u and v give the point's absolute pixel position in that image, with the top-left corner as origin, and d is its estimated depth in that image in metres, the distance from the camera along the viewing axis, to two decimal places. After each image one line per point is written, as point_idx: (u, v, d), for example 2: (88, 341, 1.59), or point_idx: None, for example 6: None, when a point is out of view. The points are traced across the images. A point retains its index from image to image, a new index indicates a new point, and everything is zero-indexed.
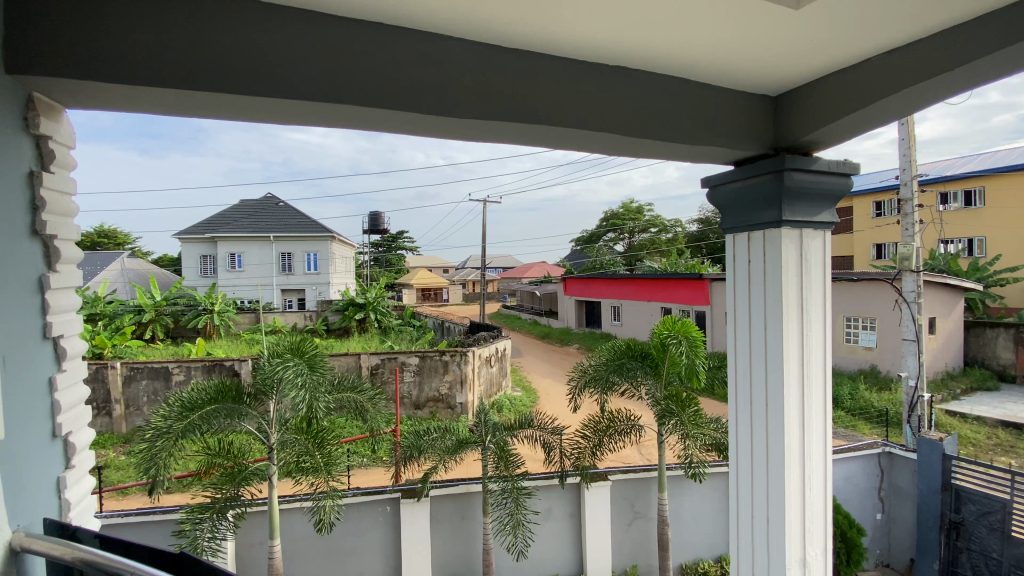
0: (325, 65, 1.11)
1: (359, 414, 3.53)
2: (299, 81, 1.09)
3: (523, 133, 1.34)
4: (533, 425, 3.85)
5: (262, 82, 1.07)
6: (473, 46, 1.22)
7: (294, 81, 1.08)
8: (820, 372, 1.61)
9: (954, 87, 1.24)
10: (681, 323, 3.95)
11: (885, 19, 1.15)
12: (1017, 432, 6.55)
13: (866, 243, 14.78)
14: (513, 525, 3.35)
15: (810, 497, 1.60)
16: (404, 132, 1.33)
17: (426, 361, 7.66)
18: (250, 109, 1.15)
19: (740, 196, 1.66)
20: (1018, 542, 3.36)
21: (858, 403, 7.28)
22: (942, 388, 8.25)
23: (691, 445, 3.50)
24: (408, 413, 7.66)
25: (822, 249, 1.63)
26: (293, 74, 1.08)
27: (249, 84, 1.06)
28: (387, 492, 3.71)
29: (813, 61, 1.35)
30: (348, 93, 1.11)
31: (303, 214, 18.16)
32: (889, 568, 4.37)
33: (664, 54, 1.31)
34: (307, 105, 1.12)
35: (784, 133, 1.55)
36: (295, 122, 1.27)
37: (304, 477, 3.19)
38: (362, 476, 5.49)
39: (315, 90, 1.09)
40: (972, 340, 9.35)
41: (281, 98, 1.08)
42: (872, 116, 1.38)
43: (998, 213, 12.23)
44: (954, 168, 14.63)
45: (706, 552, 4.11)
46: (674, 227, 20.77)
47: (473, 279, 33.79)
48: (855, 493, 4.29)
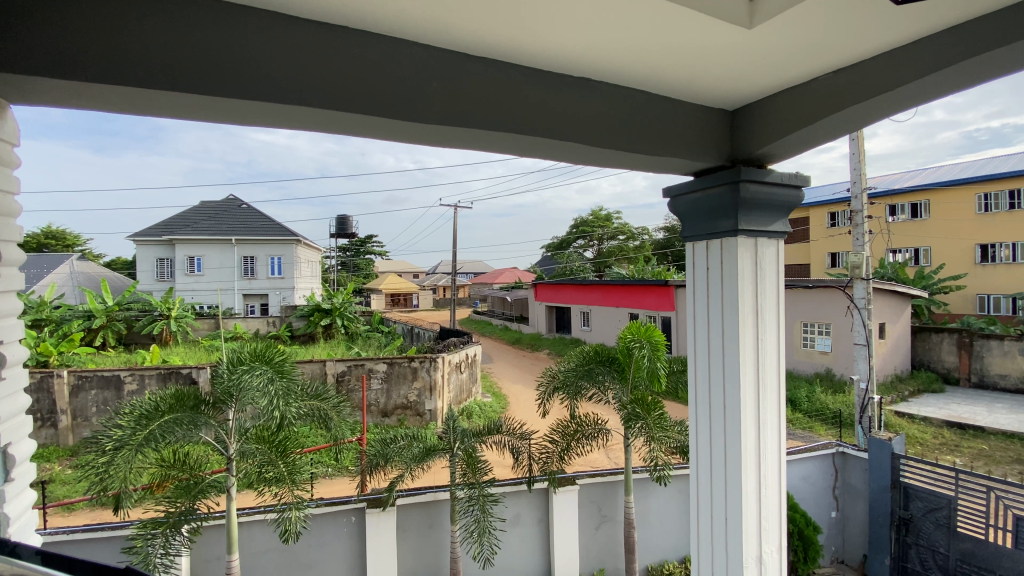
0: (289, 67, 1.09)
1: (324, 422, 3.46)
2: (261, 82, 1.06)
3: (491, 139, 1.35)
4: (502, 430, 3.83)
5: (223, 84, 1.04)
6: (440, 53, 1.23)
7: (256, 83, 1.06)
8: (775, 375, 1.67)
9: (893, 107, 1.32)
10: (645, 328, 4.01)
11: (830, 40, 1.22)
12: (960, 431, 6.94)
13: (821, 252, 15.44)
14: (479, 533, 3.27)
15: (766, 496, 1.65)
16: (372, 136, 1.32)
17: (395, 368, 7.56)
18: (209, 108, 1.12)
19: (699, 205, 1.71)
20: (963, 537, 3.57)
21: (815, 405, 7.57)
22: (891, 390, 8.68)
23: (656, 447, 3.55)
24: (376, 421, 7.53)
25: (776, 256, 1.69)
26: (256, 76, 1.06)
27: (209, 83, 1.03)
28: (353, 502, 3.63)
29: (766, 78, 1.41)
30: (314, 96, 1.10)
31: (267, 217, 17.68)
32: (844, 564, 4.51)
33: (627, 66, 1.34)
34: (270, 106, 1.10)
35: (739, 146, 1.61)
36: (256, 123, 1.24)
37: (266, 487, 3.08)
38: (325, 486, 5.36)
39: (278, 92, 1.07)
40: (919, 344, 9.86)
41: (241, 98, 1.05)
42: (820, 132, 1.45)
43: (942, 225, 12.98)
44: (902, 182, 15.47)
45: (671, 553, 4.19)
46: (641, 234, 21.20)
47: (443, 284, 33.55)
48: (812, 492, 4.45)
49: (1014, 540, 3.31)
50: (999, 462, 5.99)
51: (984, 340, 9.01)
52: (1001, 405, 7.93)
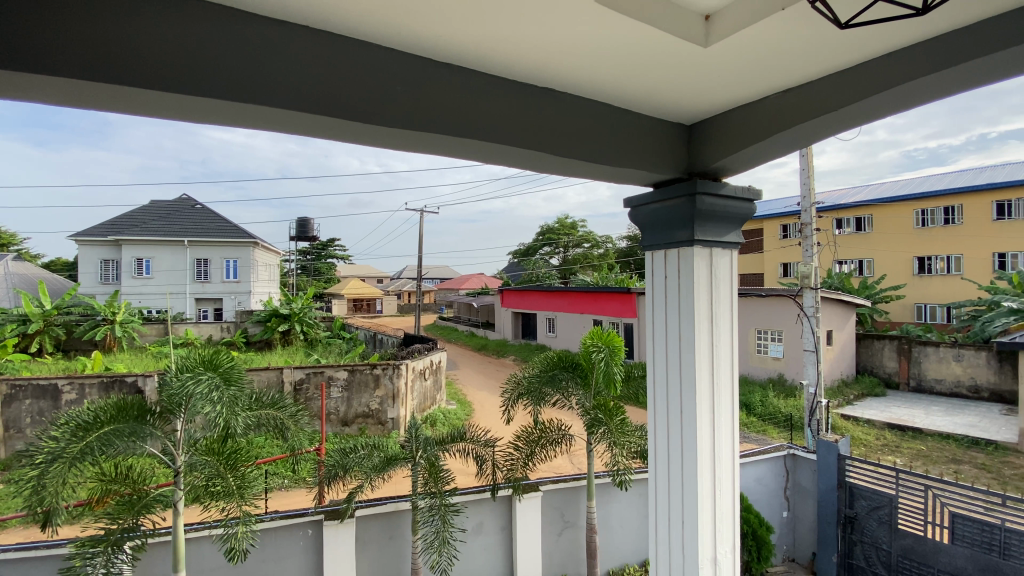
0: (248, 67, 1.05)
1: (279, 432, 3.34)
2: (217, 79, 1.02)
3: (455, 147, 1.34)
4: (465, 438, 3.79)
5: (174, 78, 0.99)
6: (405, 56, 1.21)
7: (214, 82, 1.02)
8: (728, 379, 1.73)
9: (836, 128, 1.41)
10: (607, 334, 4.08)
11: (779, 61, 1.28)
12: (900, 433, 7.37)
13: (775, 262, 16.12)
14: (439, 543, 3.21)
15: (720, 497, 1.70)
16: (333, 137, 1.30)
17: (356, 375, 7.39)
18: (158, 102, 1.06)
19: (659, 215, 1.76)
20: (903, 533, 3.79)
21: (768, 409, 7.86)
22: (838, 394, 9.12)
23: (618, 452, 3.59)
24: (335, 430, 7.33)
25: (730, 265, 1.75)
26: (212, 74, 1.02)
27: (161, 79, 0.98)
28: (309, 514, 3.52)
29: (721, 94, 1.47)
30: (275, 96, 1.07)
31: (223, 218, 17.04)
32: (795, 562, 4.68)
33: (591, 80, 1.38)
34: (227, 104, 1.06)
35: (695, 159, 1.67)
36: (211, 120, 1.20)
37: (214, 502, 2.94)
38: (281, 499, 5.16)
39: (238, 90, 1.04)
40: (864, 350, 10.42)
41: (198, 95, 1.01)
42: (772, 147, 1.52)
43: (884, 238, 13.80)
44: (847, 197, 16.38)
45: (631, 557, 4.24)
46: (605, 243, 21.58)
47: (408, 290, 33.06)
48: (765, 493, 4.61)
49: (951, 536, 3.55)
50: (935, 461, 6.38)
51: (921, 347, 9.62)
52: (936, 408, 8.46)
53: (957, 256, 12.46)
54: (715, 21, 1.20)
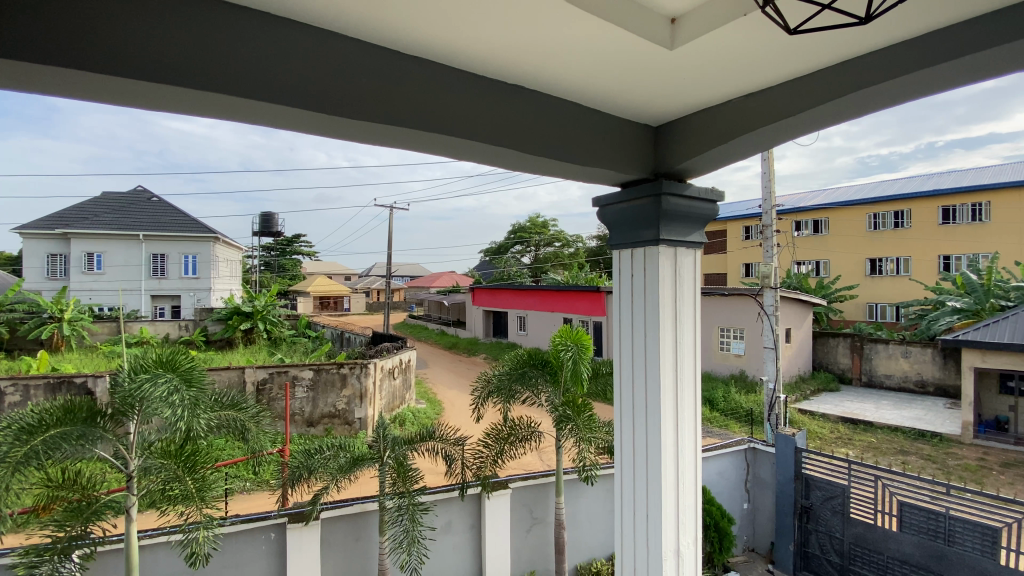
0: (206, 52, 1.02)
1: (239, 434, 3.24)
2: (173, 65, 0.99)
3: (423, 141, 1.33)
4: (435, 437, 3.76)
5: (127, 63, 0.96)
6: (372, 49, 1.19)
7: (171, 68, 0.99)
8: (691, 375, 1.77)
9: (792, 132, 1.46)
10: (576, 332, 4.12)
11: (739, 66, 1.32)
12: (852, 426, 7.74)
13: (737, 262, 16.64)
14: (409, 542, 3.17)
15: (683, 490, 1.74)
16: (296, 128, 1.27)
17: (322, 374, 7.23)
18: (111, 88, 1.02)
19: (626, 215, 1.79)
20: (855, 521, 3.99)
21: (730, 404, 8.12)
22: (796, 389, 9.50)
23: (585, 447, 3.63)
24: (300, 431, 7.16)
25: (694, 265, 1.80)
26: (169, 60, 0.99)
27: (112, 62, 0.94)
28: (272, 518, 3.41)
29: (686, 97, 1.51)
30: (230, 85, 1.03)
31: (182, 212, 16.38)
32: (754, 552, 4.84)
33: (560, 78, 1.39)
34: (178, 90, 1.02)
35: (662, 160, 1.70)
36: (166, 108, 1.15)
37: (171, 506, 2.83)
38: (241, 502, 4.99)
39: (190, 78, 1.00)
40: (820, 347, 10.88)
41: (146, 82, 0.97)
42: (734, 149, 1.56)
43: (839, 240, 14.43)
44: (806, 200, 17.05)
45: (598, 551, 4.30)
46: (576, 242, 21.79)
47: (377, 287, 32.50)
48: (727, 486, 4.75)
49: (899, 524, 3.74)
50: (884, 452, 6.72)
51: (872, 344, 10.11)
52: (886, 402, 8.91)
53: (906, 258, 13.14)
54: (680, 24, 1.23)
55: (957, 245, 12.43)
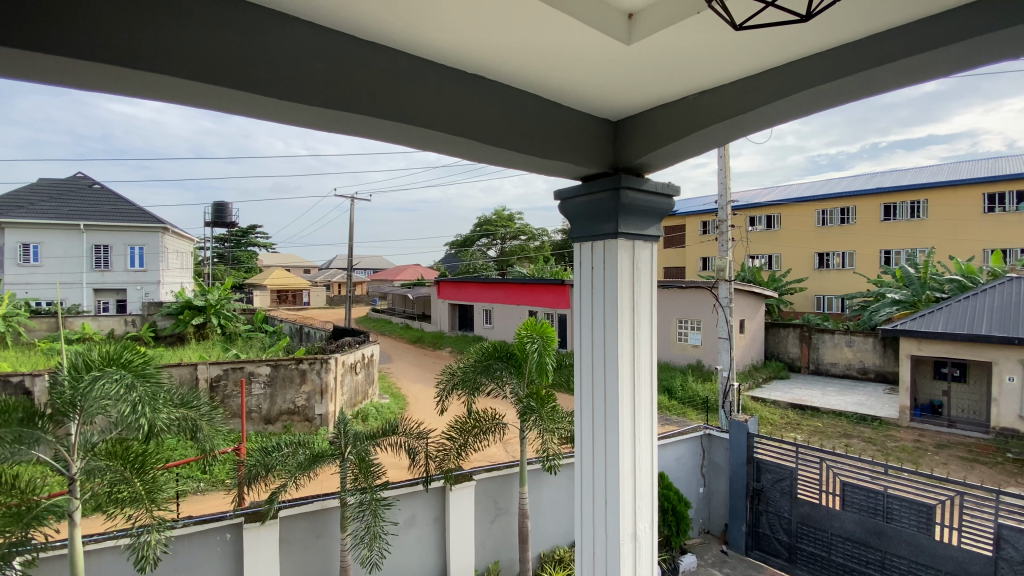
0: (150, 30, 0.97)
1: (191, 434, 3.11)
2: (112, 45, 0.94)
3: (381, 129, 1.31)
4: (398, 431, 3.73)
5: (61, 40, 0.90)
6: (327, 33, 1.16)
7: (108, 47, 0.94)
8: (648, 366, 1.82)
9: (744, 129, 1.51)
10: (541, 324, 4.16)
11: (695, 63, 1.35)
12: (800, 411, 8.17)
13: (696, 256, 17.15)
14: (370, 538, 3.14)
15: (640, 476, 1.79)
16: (249, 113, 1.22)
17: (280, 370, 7.03)
18: (45, 67, 0.96)
19: (586, 209, 1.82)
20: (802, 501, 4.22)
21: (688, 393, 8.40)
22: (749, 377, 9.92)
23: (549, 438, 3.68)
24: (257, 429, 6.96)
25: (650, 258, 1.84)
26: (108, 41, 0.93)
27: (45, 40, 0.89)
28: (228, 518, 3.31)
29: (643, 93, 1.54)
30: (174, 66, 0.99)
31: (128, 201, 15.51)
32: (710, 533, 5.03)
33: (519, 70, 1.39)
34: (116, 70, 0.97)
35: (621, 154, 1.73)
36: (106, 90, 1.09)
37: (118, 509, 2.70)
38: (194, 503, 4.81)
39: (129, 57, 0.95)
40: (772, 338, 11.38)
41: (80, 60, 0.92)
42: (690, 145, 1.61)
43: (791, 235, 15.09)
44: (761, 197, 17.71)
45: (561, 539, 4.39)
46: (541, 235, 21.92)
47: (339, 281, 31.72)
48: (683, 471, 4.92)
49: (842, 502, 3.99)
50: (829, 436, 7.11)
51: (820, 334, 10.66)
52: (831, 389, 9.43)
53: (851, 253, 13.87)
54: (637, 20, 1.25)
55: (897, 241, 13.22)
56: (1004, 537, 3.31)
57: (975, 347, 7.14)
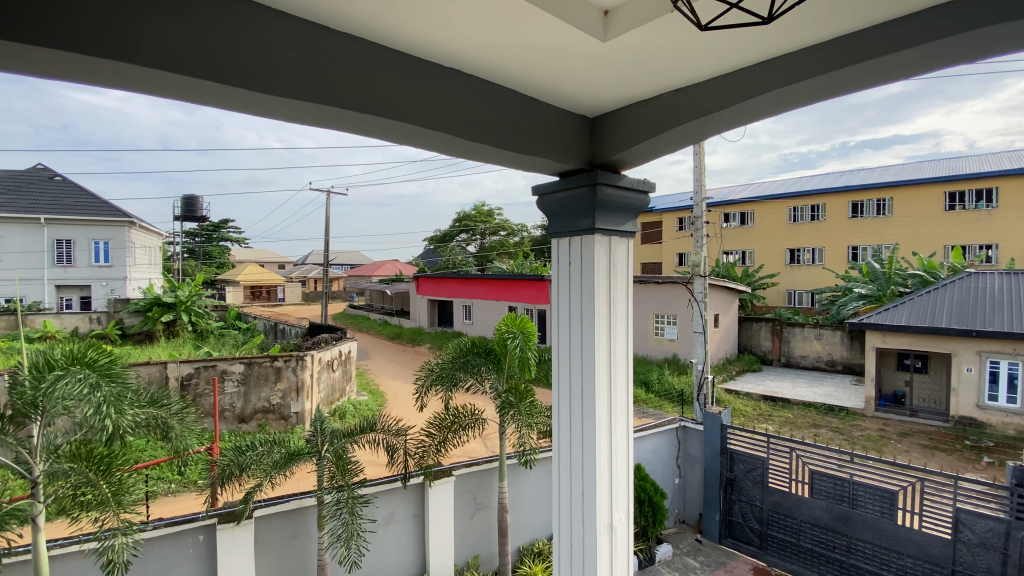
0: (115, 18, 0.94)
1: (162, 434, 3.03)
2: (74, 32, 0.91)
3: (357, 122, 1.30)
4: (376, 428, 3.69)
5: (20, 26, 0.87)
6: (300, 23, 1.14)
7: (72, 35, 0.91)
8: (624, 360, 1.85)
9: (718, 126, 1.54)
10: (520, 319, 4.16)
11: (671, 61, 1.36)
12: (771, 403, 8.41)
13: (672, 252, 17.41)
14: (347, 536, 3.10)
15: (616, 468, 1.82)
16: (221, 105, 1.20)
17: (254, 368, 6.89)
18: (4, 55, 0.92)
19: (563, 205, 1.83)
20: (772, 490, 4.35)
21: (664, 386, 8.56)
22: (723, 370, 10.15)
23: (526, 433, 3.71)
24: (230, 428, 6.81)
25: (626, 253, 1.87)
26: (71, 27, 0.91)
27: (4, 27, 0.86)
28: (200, 519, 3.24)
29: (620, 89, 1.55)
30: (141, 55, 0.96)
31: (92, 194, 14.95)
32: (685, 523, 5.14)
33: (496, 65, 1.39)
34: (81, 60, 0.94)
35: (598, 151, 1.75)
36: (70, 79, 1.06)
37: (84, 512, 2.61)
38: (165, 505, 4.69)
39: (94, 47, 0.93)
40: (745, 331, 11.66)
41: (42, 48, 0.89)
42: (666, 141, 1.63)
43: (764, 231, 15.46)
44: (735, 193, 18.07)
45: (540, 532, 4.43)
46: (520, 231, 21.93)
47: (315, 276, 31.19)
48: (659, 463, 5.01)
49: (811, 490, 4.13)
50: (799, 426, 7.34)
51: (790, 328, 10.96)
52: (801, 381, 9.72)
53: (821, 249, 14.28)
54: (613, 17, 1.27)
55: (864, 237, 13.66)
56: (962, 521, 3.47)
57: (936, 339, 7.45)
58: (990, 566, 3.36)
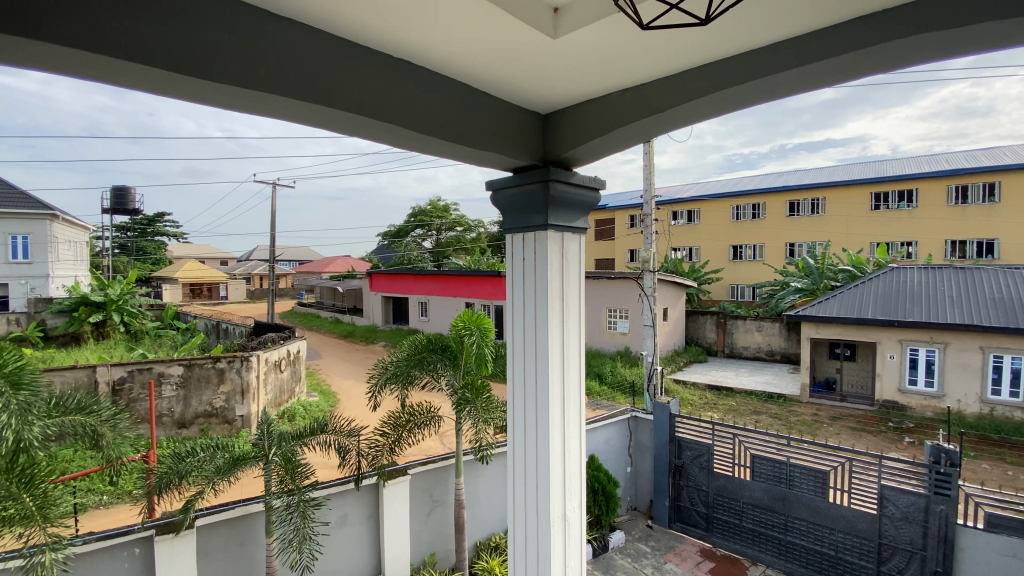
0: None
1: (91, 442, 2.84)
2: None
3: (306, 113, 1.27)
4: (327, 430, 3.58)
5: None
6: (235, 5, 1.08)
7: None
8: (576, 355, 1.89)
9: (665, 126, 1.59)
10: (477, 315, 4.13)
11: (619, 61, 1.41)
12: (716, 392, 8.83)
13: (624, 248, 17.88)
14: (299, 540, 3.00)
15: (570, 459, 1.86)
16: (158, 91, 1.15)
17: (195, 370, 6.53)
18: None
19: (516, 201, 1.84)
20: (717, 474, 4.57)
21: (617, 378, 8.80)
22: (672, 362, 10.55)
23: (482, 428, 3.71)
24: (169, 434, 6.43)
25: (579, 249, 1.91)
26: None
27: None
28: (135, 532, 3.04)
29: (571, 87, 1.58)
30: (70, 37, 0.92)
31: (5, 183, 13.65)
32: (637, 509, 5.31)
33: (448, 58, 1.38)
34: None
35: (550, 148, 1.77)
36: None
37: (3, 529, 2.39)
38: (97, 518, 4.37)
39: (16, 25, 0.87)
40: (692, 324, 12.16)
41: None
42: (617, 139, 1.67)
43: (710, 229, 16.15)
44: (683, 192, 18.76)
45: (497, 526, 4.47)
46: (477, 227, 21.85)
47: (261, 274, 29.85)
48: (613, 453, 5.15)
49: (751, 473, 4.37)
50: (741, 413, 7.75)
51: (734, 320, 11.54)
52: (744, 370, 10.26)
53: (761, 245, 15.08)
54: (563, 15, 1.29)
55: (800, 235, 14.52)
56: (887, 497, 3.76)
57: (863, 329, 8.04)
58: (911, 538, 3.67)
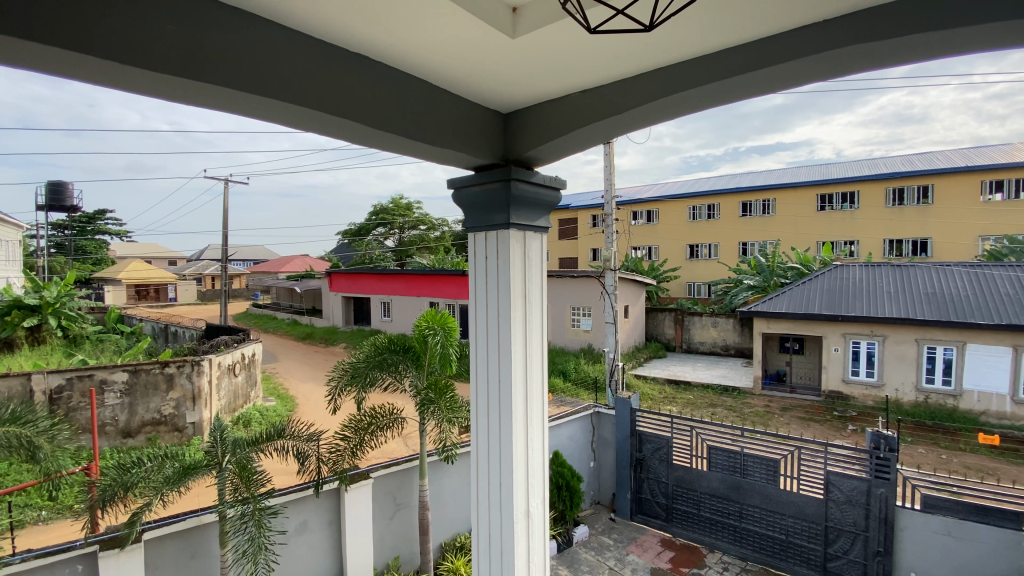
0: None
1: (27, 455, 2.62)
2: None
3: (260, 106, 1.23)
4: (285, 434, 3.47)
5: None
6: None
7: None
8: (539, 351, 1.91)
9: (623, 127, 1.64)
10: (440, 315, 4.08)
11: (577, 62, 1.43)
12: (675, 386, 9.11)
13: (587, 247, 18.14)
14: (255, 551, 2.89)
15: (533, 455, 1.88)
16: (100, 81, 1.10)
17: (140, 376, 6.19)
18: None
19: (478, 199, 1.85)
20: (676, 465, 4.72)
21: (580, 375, 8.94)
22: (632, 358, 10.81)
23: (447, 428, 3.71)
24: (113, 444, 6.07)
25: (540, 247, 1.93)
26: None
27: None
28: (77, 547, 2.86)
29: (532, 86, 1.60)
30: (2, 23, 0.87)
31: None
32: (600, 503, 5.41)
33: (405, 55, 1.37)
34: None
35: (512, 147, 1.79)
36: None
37: None
38: (33, 536, 4.09)
39: None
40: (652, 321, 12.48)
41: None
42: (577, 139, 1.70)
43: (668, 228, 16.62)
44: (643, 193, 19.22)
45: (462, 527, 4.45)
46: (440, 226, 21.66)
47: (213, 274, 28.59)
48: (576, 448, 5.22)
49: (708, 464, 4.54)
50: (699, 406, 8.02)
51: (691, 317, 11.92)
52: (700, 364, 10.62)
53: (716, 244, 15.64)
54: (521, 14, 1.30)
55: (753, 234, 15.14)
56: (832, 482, 3.99)
57: (810, 324, 8.48)
58: (855, 520, 3.90)
